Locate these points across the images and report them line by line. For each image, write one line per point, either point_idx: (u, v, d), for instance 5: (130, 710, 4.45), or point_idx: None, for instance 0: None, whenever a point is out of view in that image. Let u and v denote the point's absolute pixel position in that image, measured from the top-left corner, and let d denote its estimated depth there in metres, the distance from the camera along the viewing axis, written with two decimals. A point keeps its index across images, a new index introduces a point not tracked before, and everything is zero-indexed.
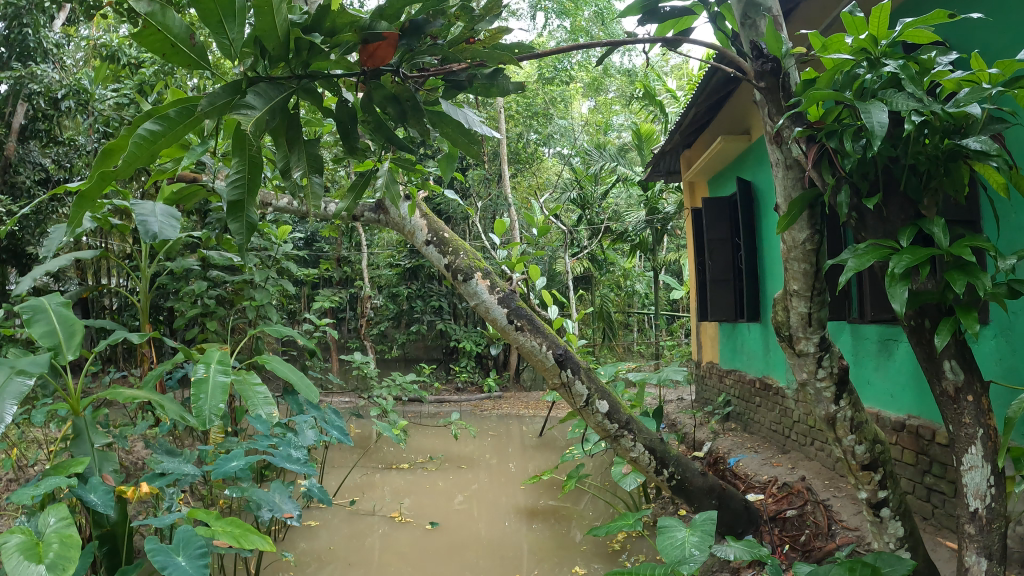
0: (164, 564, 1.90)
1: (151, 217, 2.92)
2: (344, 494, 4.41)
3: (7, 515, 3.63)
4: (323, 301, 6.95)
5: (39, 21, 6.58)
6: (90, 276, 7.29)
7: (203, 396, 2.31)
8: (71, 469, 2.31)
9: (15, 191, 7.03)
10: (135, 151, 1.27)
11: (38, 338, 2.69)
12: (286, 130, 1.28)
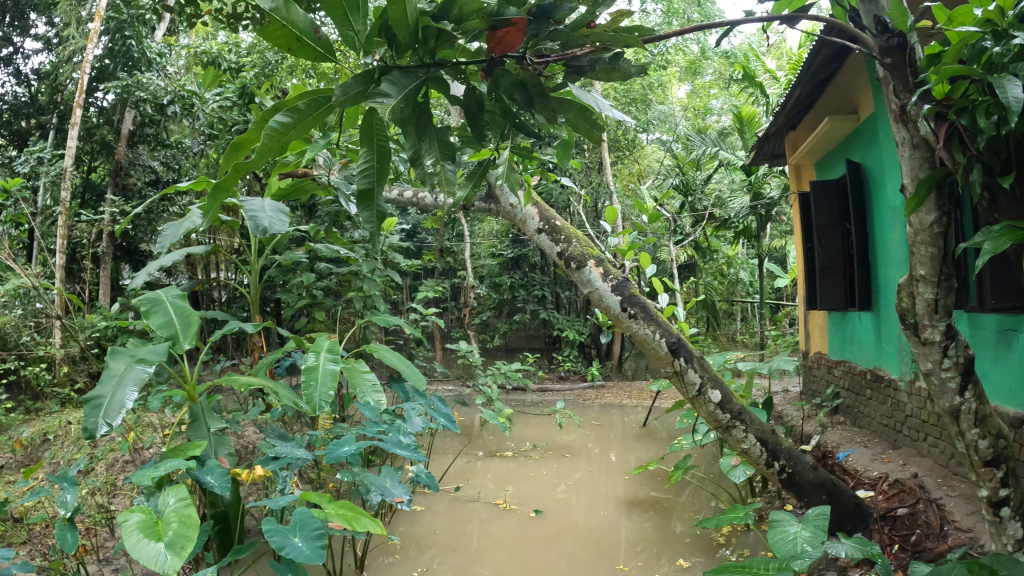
0: (281, 544, 2.00)
1: (261, 213, 3.03)
2: (450, 479, 4.51)
3: (129, 494, 3.86)
4: (428, 290, 7.12)
5: (141, 33, 6.94)
6: (201, 270, 7.67)
7: (315, 383, 2.40)
8: (189, 452, 2.44)
9: (128, 192, 7.47)
10: (268, 144, 1.33)
11: (157, 328, 2.85)
12: (416, 120, 1.33)
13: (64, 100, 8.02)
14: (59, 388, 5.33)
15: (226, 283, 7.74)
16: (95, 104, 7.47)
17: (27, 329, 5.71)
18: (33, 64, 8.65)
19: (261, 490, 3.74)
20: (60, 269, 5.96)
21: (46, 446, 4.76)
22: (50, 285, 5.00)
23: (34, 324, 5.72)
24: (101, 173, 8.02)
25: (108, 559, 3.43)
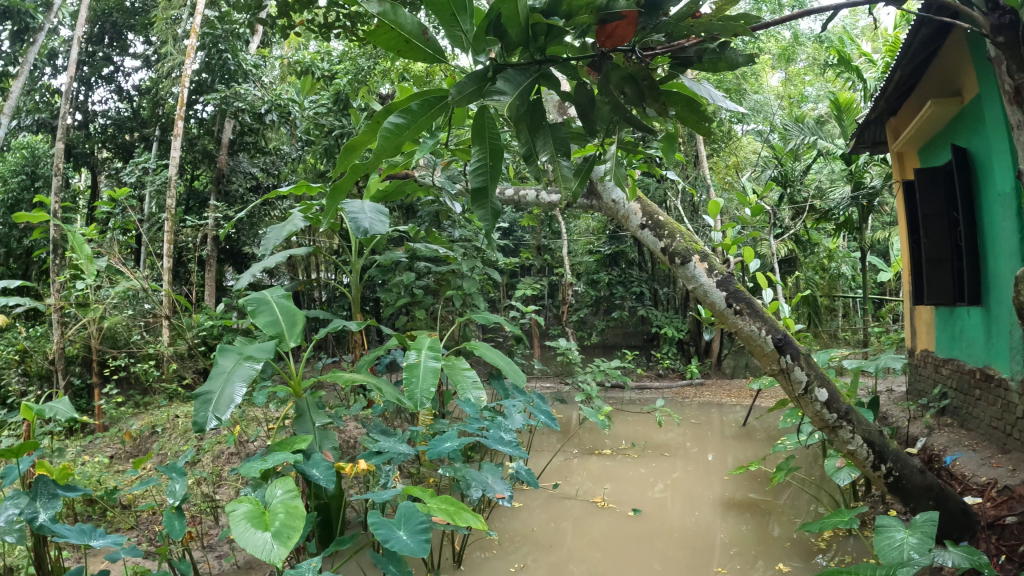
0: (386, 536, 2.06)
1: (361, 215, 3.14)
2: (548, 476, 4.54)
3: (232, 486, 4.04)
4: (526, 288, 7.19)
5: (235, 46, 7.31)
6: (303, 270, 8.01)
7: (416, 380, 2.46)
8: (295, 445, 2.53)
9: (231, 198, 7.86)
10: (385, 144, 1.38)
11: (264, 327, 2.98)
12: (529, 119, 1.42)
13: (168, 113, 8.53)
14: (169, 383, 5.66)
15: (326, 283, 8.06)
16: (194, 115, 7.87)
17: (138, 328, 6.09)
18: (134, 80, 9.30)
19: (361, 483, 3.87)
20: (168, 270, 6.33)
21: (157, 438, 5.07)
22: (158, 287, 5.32)
23: (145, 324, 6.10)
24: (203, 181, 8.47)
25: (212, 546, 3.62)
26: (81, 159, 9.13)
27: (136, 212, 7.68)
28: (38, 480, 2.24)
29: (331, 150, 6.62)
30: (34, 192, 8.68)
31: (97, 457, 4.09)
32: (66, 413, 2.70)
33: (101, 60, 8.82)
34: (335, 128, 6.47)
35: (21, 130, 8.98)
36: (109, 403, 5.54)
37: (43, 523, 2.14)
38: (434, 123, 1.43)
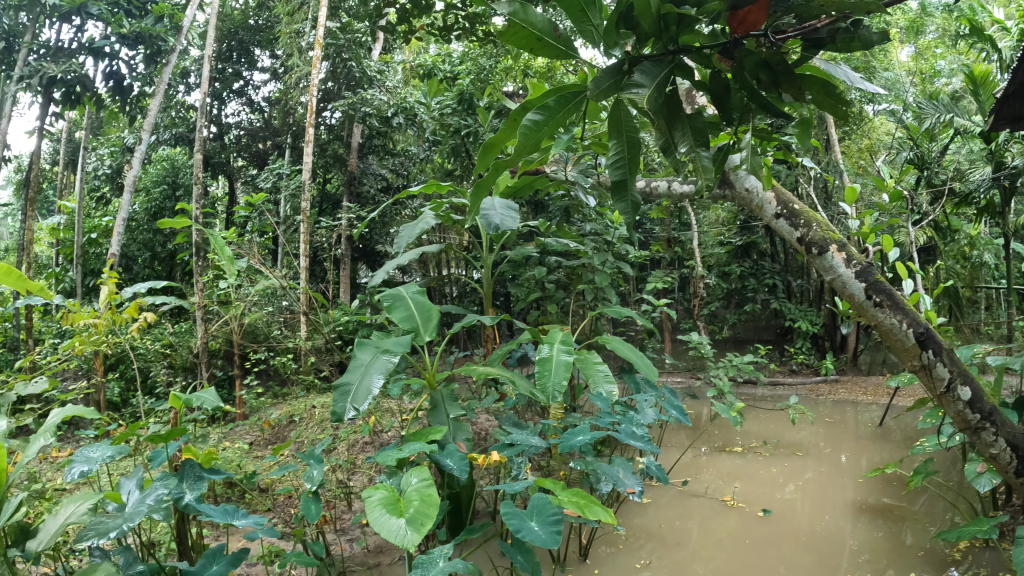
0: (518, 526, 2.16)
1: (494, 212, 3.45)
2: (678, 473, 4.48)
3: (367, 473, 4.25)
4: (658, 280, 7.11)
5: (359, 55, 7.67)
6: (432, 267, 8.31)
7: (549, 374, 2.51)
8: (430, 436, 2.63)
9: (364, 199, 8.24)
10: (524, 141, 1.45)
11: (399, 322, 3.10)
12: (667, 110, 1.42)
13: (298, 121, 9.08)
14: (306, 375, 6.03)
15: (454, 279, 8.31)
16: (325, 122, 8.51)
17: (277, 324, 6.49)
18: (263, 92, 10.02)
19: (492, 475, 3.94)
20: (303, 269, 6.69)
21: (293, 427, 5.41)
22: (296, 285, 5.66)
23: (282, 319, 6.53)
24: (335, 184, 8.95)
25: (344, 529, 3.81)
26: (219, 169, 9.81)
27: (273, 215, 8.21)
28: (185, 462, 2.36)
29: (457, 148, 6.82)
30: (179, 200, 9.54)
31: (239, 444, 4.38)
32: (214, 401, 2.51)
33: (230, 75, 9.61)
34: (461, 127, 6.67)
35: (164, 144, 9.90)
36: (250, 393, 5.97)
37: (188, 502, 2.26)
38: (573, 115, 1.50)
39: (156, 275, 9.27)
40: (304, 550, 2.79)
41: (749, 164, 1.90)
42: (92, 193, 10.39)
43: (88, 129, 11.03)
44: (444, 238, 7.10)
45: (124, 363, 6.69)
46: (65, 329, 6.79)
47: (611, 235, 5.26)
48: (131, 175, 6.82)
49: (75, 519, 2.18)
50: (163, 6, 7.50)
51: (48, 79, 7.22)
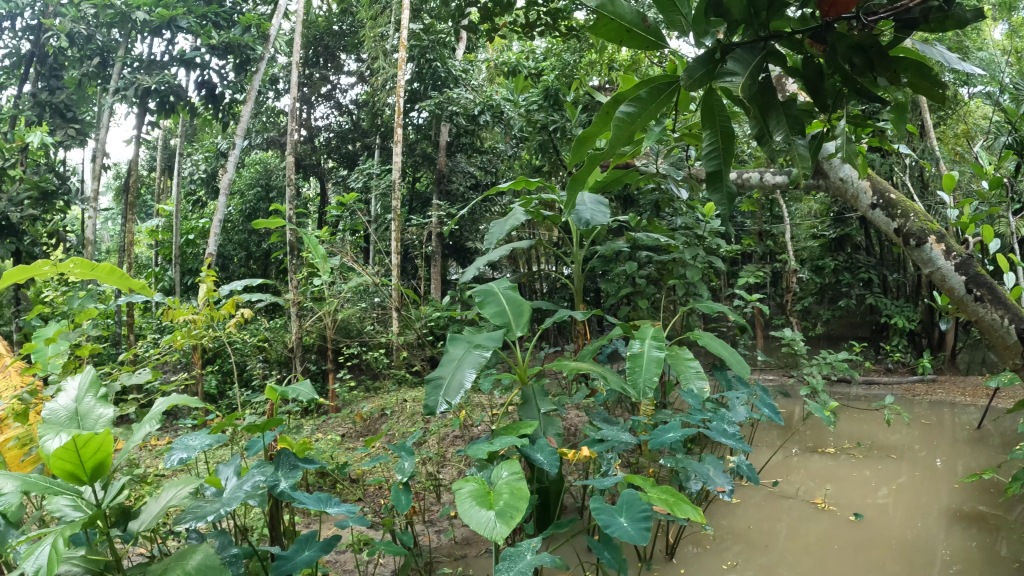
0: (607, 522, 2.16)
1: (585, 208, 4.13)
2: (768, 473, 4.37)
3: (457, 466, 4.37)
4: (750, 275, 7.00)
5: (443, 55, 8.22)
6: (524, 262, 8.52)
7: (639, 369, 2.84)
8: (521, 431, 2.63)
9: (455, 196, 8.83)
10: (618, 133, 1.49)
11: (492, 317, 3.14)
12: (761, 99, 1.39)
13: (385, 122, 9.40)
14: (398, 369, 6.28)
15: (546, 275, 8.40)
16: (411, 123, 9.16)
17: (371, 319, 6.74)
18: (350, 95, 10.71)
19: (580, 471, 3.99)
20: (396, 267, 6.95)
21: (385, 419, 5.59)
22: (387, 282, 5.82)
23: (375, 315, 6.77)
24: (425, 183, 9.66)
25: (432, 520, 3.89)
26: (311, 169, 10.69)
27: (366, 214, 8.61)
28: (280, 451, 2.46)
29: (546, 144, 7.01)
30: (271, 202, 10.48)
31: (332, 435, 4.58)
32: (309, 394, 2.53)
33: (317, 80, 10.39)
34: (549, 123, 6.83)
35: (257, 148, 10.62)
36: (342, 387, 6.24)
37: (284, 489, 2.34)
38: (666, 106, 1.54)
39: (252, 273, 10.16)
40: (393, 540, 2.87)
41: (843, 150, 1.88)
42: (188, 197, 11.15)
43: (186, 137, 11.76)
44: (533, 234, 7.19)
45: (220, 358, 7.12)
46: (167, 325, 7.29)
47: (703, 228, 5.33)
48: (227, 177, 7.68)
49: (177, 501, 2.22)
50: (249, 17, 8.22)
51: (142, 90, 7.93)
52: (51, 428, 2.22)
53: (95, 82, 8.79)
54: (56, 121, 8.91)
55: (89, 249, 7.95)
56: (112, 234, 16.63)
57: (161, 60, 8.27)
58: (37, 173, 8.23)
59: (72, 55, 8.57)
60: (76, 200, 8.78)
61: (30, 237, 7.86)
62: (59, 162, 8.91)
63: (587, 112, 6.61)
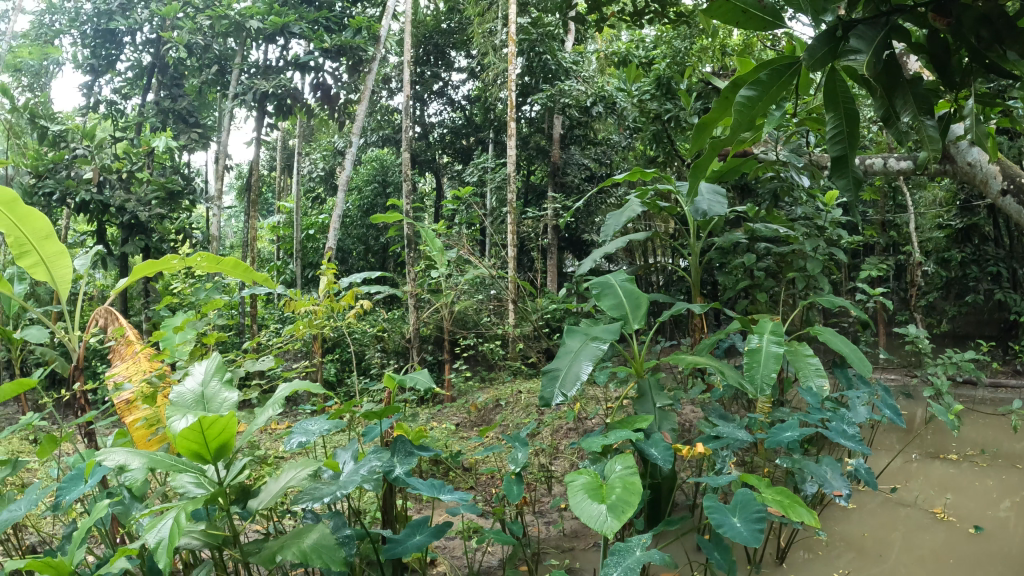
0: (720, 521, 2.20)
1: (704, 199, 4.59)
2: (884, 478, 4.16)
3: (568, 456, 4.44)
4: (869, 268, 6.72)
5: (552, 48, 8.76)
6: (638, 253, 8.56)
7: (758, 365, 3.25)
8: (637, 424, 2.79)
9: (569, 188, 9.37)
10: (740, 117, 1.63)
11: (609, 309, 3.37)
12: (887, 79, 1.49)
13: (498, 117, 9.63)
14: (513, 361, 6.46)
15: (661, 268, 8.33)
16: (525, 116, 9.70)
17: (487, 312, 6.93)
18: (462, 91, 11.04)
19: (692, 468, 3.96)
20: (512, 259, 7.47)
21: (499, 410, 5.73)
22: (502, 274, 5.87)
23: (491, 307, 6.93)
24: (541, 175, 10.23)
25: (542, 512, 3.95)
26: (427, 165, 11.12)
27: (481, 208, 8.96)
28: (398, 438, 2.56)
29: (659, 134, 7.08)
30: (389, 197, 10.89)
31: (447, 425, 4.76)
32: (426, 382, 2.61)
33: (429, 78, 10.69)
34: (663, 112, 6.83)
35: (372, 146, 11.11)
36: (458, 377, 6.45)
37: (399, 476, 2.44)
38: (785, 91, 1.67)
39: (370, 266, 10.75)
40: (504, 528, 2.98)
41: (973, 134, 1.69)
42: (308, 194, 11.82)
43: (306, 137, 12.45)
44: (650, 225, 7.17)
45: (340, 347, 7.64)
46: (289, 315, 7.78)
47: (823, 218, 5.59)
48: (344, 175, 8.01)
49: (295, 483, 2.34)
50: (360, 19, 8.38)
51: (260, 94, 8.50)
52: (180, 409, 2.38)
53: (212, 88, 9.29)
54: (179, 126, 9.60)
55: (215, 244, 8.59)
56: (238, 231, 17.69)
57: (277, 65, 8.73)
58: (166, 174, 8.90)
59: (189, 64, 9.07)
60: (199, 199, 9.45)
61: (159, 234, 8.44)
62: (185, 164, 9.63)
63: (700, 100, 6.56)
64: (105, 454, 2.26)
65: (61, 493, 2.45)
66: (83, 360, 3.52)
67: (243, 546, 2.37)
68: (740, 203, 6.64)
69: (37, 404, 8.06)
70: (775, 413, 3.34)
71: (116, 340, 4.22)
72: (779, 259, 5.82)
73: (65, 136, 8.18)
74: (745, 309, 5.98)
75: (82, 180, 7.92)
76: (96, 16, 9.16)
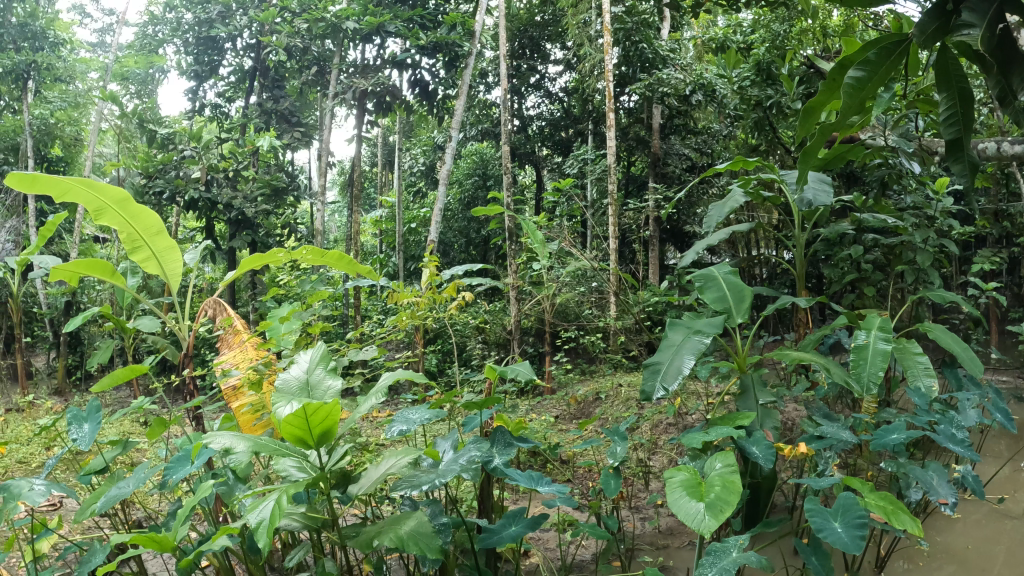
0: (820, 526, 2.29)
1: (809, 188, 4.52)
2: (994, 487, 3.95)
3: (666, 452, 4.40)
4: (984, 260, 6.33)
5: (648, 36, 8.64)
6: (740, 245, 8.37)
7: (866, 363, 3.15)
8: (739, 422, 2.71)
9: (670, 178, 9.26)
10: (851, 90, 2.14)
11: (713, 302, 3.41)
12: (1003, 56, 1.86)
13: (596, 108, 9.58)
14: (613, 354, 6.46)
15: (765, 260, 8.05)
16: (623, 106, 9.79)
17: (587, 304, 6.93)
18: (559, 84, 11.04)
19: (792, 469, 3.84)
20: (613, 251, 7.48)
21: (599, 404, 5.73)
22: (603, 267, 5.87)
23: (593, 300, 6.92)
24: (641, 166, 10.12)
25: (638, 507, 3.91)
26: (527, 157, 11.21)
27: (582, 199, 9.03)
28: (497, 428, 2.57)
29: (761, 122, 6.89)
30: (489, 189, 11.14)
31: (546, 415, 4.81)
32: (527, 373, 2.63)
33: (526, 71, 10.81)
34: (764, 97, 6.70)
35: (470, 140, 11.26)
36: (559, 369, 6.48)
37: (497, 466, 2.44)
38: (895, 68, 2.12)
39: (472, 259, 11.00)
40: (598, 521, 3.01)
41: None
42: (409, 189, 12.12)
43: (405, 134, 12.76)
44: (753, 214, 6.99)
45: (442, 338, 7.84)
46: (389, 307, 8.01)
47: (934, 208, 5.29)
48: (445, 169, 8.15)
49: (394, 470, 2.33)
50: (454, 16, 8.51)
51: (360, 92, 8.77)
52: (285, 396, 2.44)
53: (313, 88, 9.66)
54: (283, 126, 10.03)
55: (319, 238, 8.94)
56: (342, 225, 18.30)
57: (375, 64, 8.97)
58: (271, 172, 9.34)
59: (290, 66, 9.45)
60: (303, 195, 9.86)
61: (265, 229, 8.86)
62: (288, 162, 10.07)
63: (803, 84, 6.33)
64: (211, 437, 2.39)
65: (168, 471, 2.61)
66: (191, 348, 3.73)
67: (340, 529, 2.43)
68: (847, 191, 6.36)
69: (152, 388, 8.62)
70: (881, 414, 3.21)
71: (224, 328, 4.49)
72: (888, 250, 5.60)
73: (173, 138, 8.61)
74: (852, 304, 5.74)
75: (191, 179, 8.43)
76: (198, 25, 9.68)
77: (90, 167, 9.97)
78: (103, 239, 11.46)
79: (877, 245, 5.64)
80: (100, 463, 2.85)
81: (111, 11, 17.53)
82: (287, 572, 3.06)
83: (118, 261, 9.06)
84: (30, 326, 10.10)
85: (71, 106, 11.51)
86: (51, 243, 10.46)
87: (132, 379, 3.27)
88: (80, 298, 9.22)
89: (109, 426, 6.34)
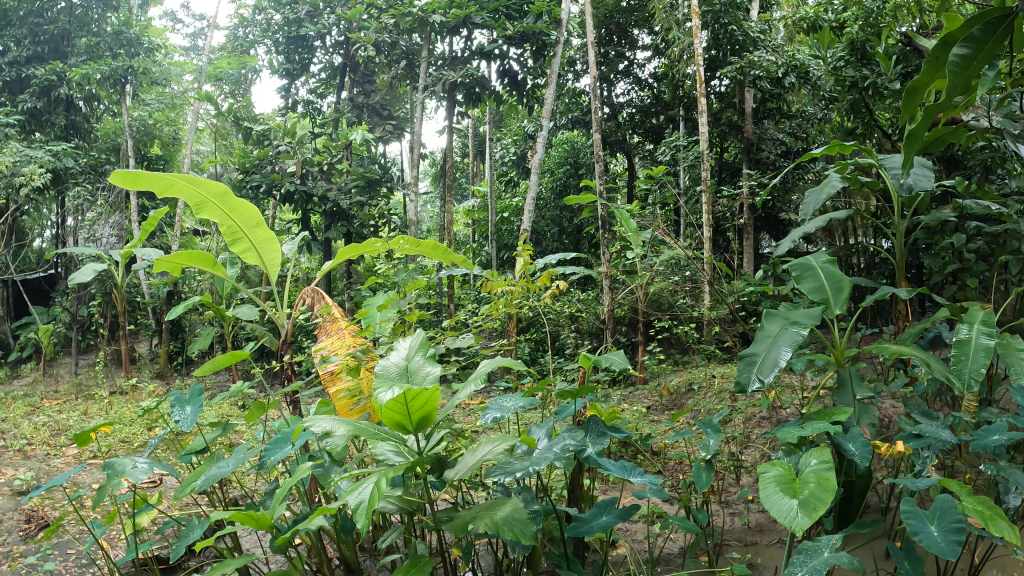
0: (915, 529, 2.20)
1: (913, 173, 4.28)
2: None
3: (758, 446, 4.27)
4: None
5: (737, 18, 8.44)
6: (836, 233, 8.03)
7: (969, 358, 2.98)
8: (836, 418, 2.60)
9: (763, 165, 8.99)
10: (956, 69, 2.19)
11: (811, 292, 3.27)
12: None
13: (686, 93, 9.35)
14: (705, 345, 6.34)
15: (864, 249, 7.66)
16: (715, 91, 9.53)
17: (679, 294, 6.80)
18: (648, 69, 10.83)
19: (887, 468, 3.69)
20: (706, 238, 7.27)
21: (691, 395, 5.64)
22: (694, 255, 5.76)
23: (686, 289, 6.82)
24: (733, 151, 9.84)
25: (729, 502, 3.81)
26: (617, 145, 11.09)
27: (673, 186, 8.87)
28: (589, 418, 2.59)
29: (857, 103, 6.60)
30: (581, 177, 11.17)
31: (638, 406, 4.76)
32: (621, 364, 2.63)
33: (614, 57, 10.67)
34: (860, 78, 6.37)
35: (561, 128, 11.18)
36: (650, 359, 6.41)
37: (590, 455, 2.46)
38: (1001, 41, 2.15)
39: (564, 247, 11.02)
40: (687, 516, 2.96)
41: None
42: (501, 178, 12.18)
43: (495, 124, 12.87)
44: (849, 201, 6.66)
45: (535, 327, 7.88)
46: (481, 296, 8.12)
47: None
48: (536, 158, 8.07)
49: (490, 457, 2.33)
50: (539, 5, 8.44)
51: (448, 84, 8.87)
52: (385, 381, 2.51)
53: (404, 81, 9.89)
54: (374, 119, 10.35)
55: (412, 228, 9.11)
56: (435, 216, 18.61)
57: (463, 56, 9.06)
58: (364, 164, 9.60)
59: (380, 61, 9.69)
60: (397, 186, 10.09)
61: (359, 219, 9.16)
62: (381, 153, 10.34)
63: (902, 63, 6.03)
64: (312, 420, 2.48)
65: (269, 453, 2.74)
66: (289, 335, 3.90)
67: (433, 513, 2.49)
68: (948, 176, 5.98)
69: (249, 372, 9.02)
70: (982, 413, 3.04)
71: (323, 316, 4.66)
72: (992, 239, 5.26)
73: (268, 134, 9.06)
74: (954, 296, 5.42)
75: (287, 173, 8.79)
76: (287, 25, 9.99)
77: (188, 164, 10.46)
78: (203, 231, 12.03)
79: (982, 234, 5.31)
80: (201, 444, 3.01)
81: (202, 15, 18.37)
82: (378, 553, 3.17)
83: (217, 252, 9.52)
84: (135, 315, 10.72)
85: (169, 106, 12.12)
86: (155, 236, 11.07)
87: (231, 365, 3.42)
88: (182, 288, 9.73)
89: (211, 410, 6.68)
